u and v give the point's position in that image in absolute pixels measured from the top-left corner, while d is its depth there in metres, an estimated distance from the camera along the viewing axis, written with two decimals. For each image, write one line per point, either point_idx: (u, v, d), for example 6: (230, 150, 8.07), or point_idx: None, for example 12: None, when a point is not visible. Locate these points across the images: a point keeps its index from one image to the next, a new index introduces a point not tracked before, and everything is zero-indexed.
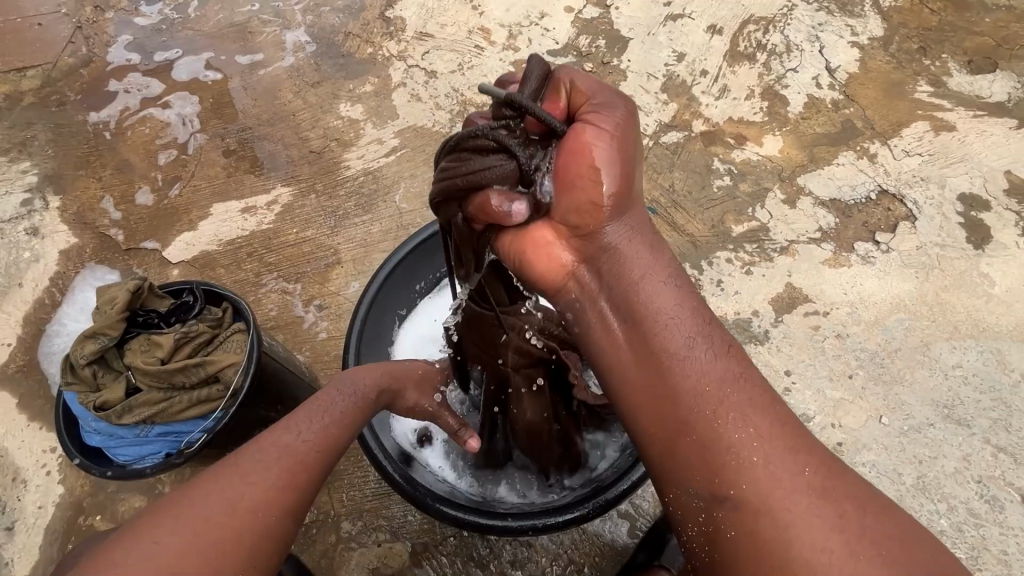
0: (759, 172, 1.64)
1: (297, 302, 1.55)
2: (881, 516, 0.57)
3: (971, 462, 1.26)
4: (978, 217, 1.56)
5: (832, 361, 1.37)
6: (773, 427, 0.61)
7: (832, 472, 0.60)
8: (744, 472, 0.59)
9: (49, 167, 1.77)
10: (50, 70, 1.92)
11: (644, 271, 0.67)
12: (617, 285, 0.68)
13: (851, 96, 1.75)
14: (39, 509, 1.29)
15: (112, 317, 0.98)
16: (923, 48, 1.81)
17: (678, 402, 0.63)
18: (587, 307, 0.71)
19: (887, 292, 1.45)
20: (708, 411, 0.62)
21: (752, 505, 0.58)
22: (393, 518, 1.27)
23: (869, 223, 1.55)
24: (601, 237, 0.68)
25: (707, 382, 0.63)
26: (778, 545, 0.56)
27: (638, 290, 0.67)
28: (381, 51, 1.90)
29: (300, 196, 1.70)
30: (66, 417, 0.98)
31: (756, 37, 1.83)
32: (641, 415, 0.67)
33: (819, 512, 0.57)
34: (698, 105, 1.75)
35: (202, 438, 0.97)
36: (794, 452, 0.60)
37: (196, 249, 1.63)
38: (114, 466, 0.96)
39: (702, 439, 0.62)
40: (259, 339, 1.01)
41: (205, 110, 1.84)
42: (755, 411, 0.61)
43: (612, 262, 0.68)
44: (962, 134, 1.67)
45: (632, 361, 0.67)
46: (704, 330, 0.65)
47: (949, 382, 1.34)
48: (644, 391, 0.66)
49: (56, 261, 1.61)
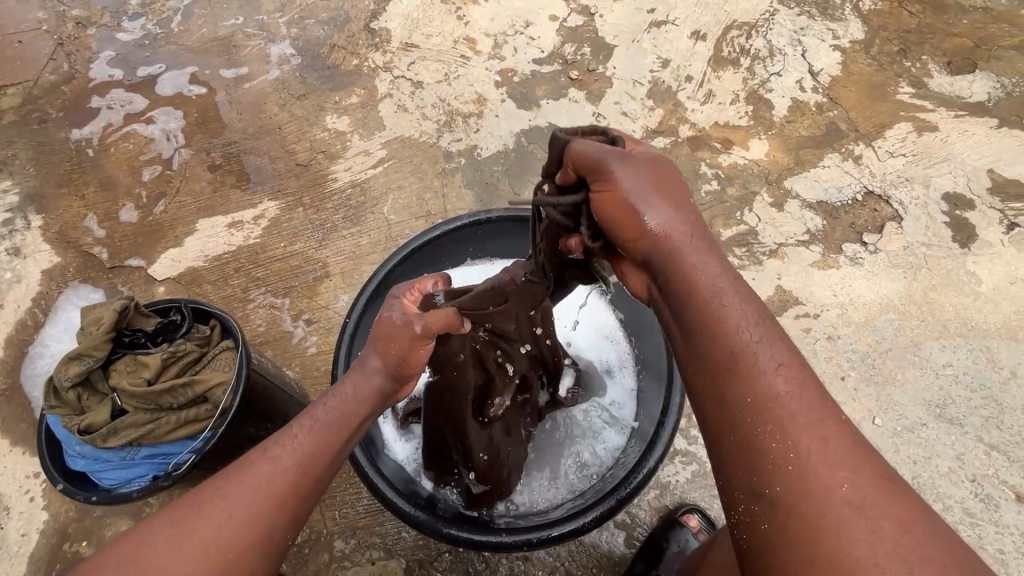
0: (747, 176, 1.64)
1: (285, 317, 1.53)
2: (939, 535, 0.53)
3: (965, 461, 1.27)
4: (963, 216, 1.57)
5: (823, 363, 1.37)
6: (824, 435, 0.59)
7: (888, 485, 0.56)
8: (801, 460, 0.58)
9: (31, 186, 1.74)
10: (31, 88, 1.90)
11: (699, 277, 0.70)
12: (674, 289, 0.71)
13: (835, 99, 1.76)
14: (23, 536, 1.26)
15: (97, 337, 0.95)
16: (903, 50, 1.83)
17: (729, 400, 0.63)
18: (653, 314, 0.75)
19: (876, 293, 1.46)
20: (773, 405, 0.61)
21: (816, 494, 0.56)
22: (387, 534, 1.25)
23: (856, 224, 1.56)
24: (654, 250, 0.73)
25: (760, 387, 0.62)
26: (826, 547, 0.53)
27: (692, 293, 0.69)
28: (366, 63, 1.90)
29: (287, 209, 1.68)
30: (50, 442, 0.95)
31: (740, 42, 1.84)
32: (705, 401, 0.66)
33: (865, 519, 0.54)
34: (684, 110, 1.76)
35: (190, 460, 0.93)
36: (847, 462, 0.57)
37: (182, 265, 1.61)
38: (100, 491, 0.93)
39: (750, 438, 0.61)
40: (248, 357, 0.98)
41: (189, 125, 1.83)
42: (806, 418, 0.60)
43: (670, 266, 0.72)
44: (944, 135, 1.69)
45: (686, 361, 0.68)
46: (758, 336, 0.65)
47: (941, 381, 1.35)
48: (700, 388, 0.66)
49: (39, 281, 1.59)
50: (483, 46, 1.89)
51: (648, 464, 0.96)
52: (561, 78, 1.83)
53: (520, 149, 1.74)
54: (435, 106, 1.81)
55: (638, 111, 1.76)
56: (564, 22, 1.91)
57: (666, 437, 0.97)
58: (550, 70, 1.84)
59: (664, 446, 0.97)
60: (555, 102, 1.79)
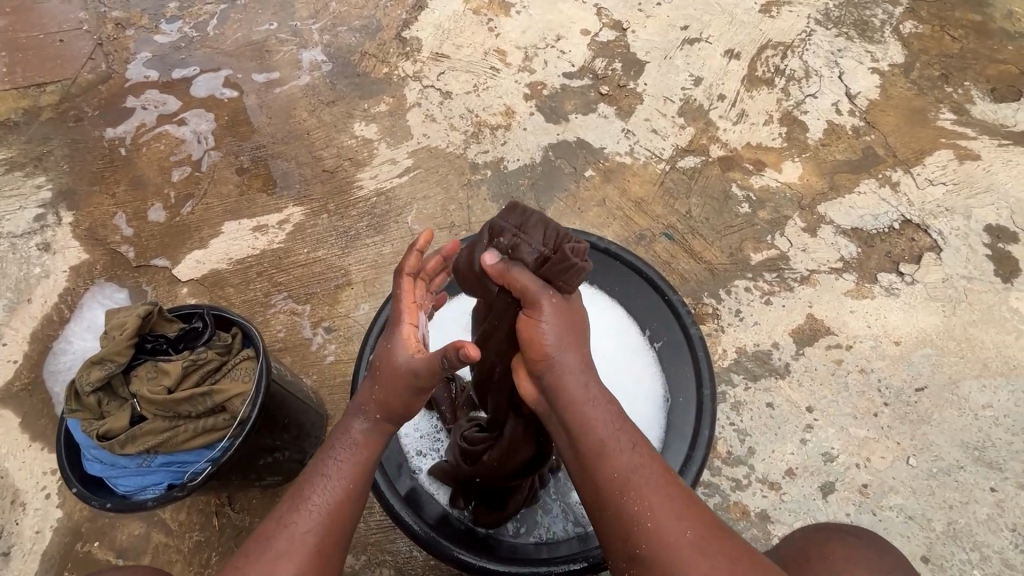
0: (779, 200, 1.60)
1: (304, 324, 1.53)
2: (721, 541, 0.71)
3: (1005, 508, 1.23)
4: (1005, 249, 1.52)
5: (855, 397, 1.34)
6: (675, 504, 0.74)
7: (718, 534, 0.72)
8: (637, 517, 0.73)
9: (64, 182, 1.77)
10: (70, 86, 1.93)
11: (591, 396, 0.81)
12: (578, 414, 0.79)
13: (873, 123, 1.71)
14: (37, 534, 1.28)
15: (120, 342, 0.95)
16: (945, 75, 1.78)
17: (620, 500, 0.74)
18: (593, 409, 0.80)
19: (912, 326, 1.42)
20: (633, 495, 0.74)
21: (642, 520, 0.73)
22: (399, 552, 1.27)
23: (892, 252, 1.51)
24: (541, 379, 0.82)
25: (630, 480, 0.75)
26: None
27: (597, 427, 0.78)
28: (397, 72, 1.90)
29: (313, 215, 1.69)
30: (68, 446, 0.96)
31: (774, 61, 1.81)
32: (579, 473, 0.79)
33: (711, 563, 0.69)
34: (715, 129, 1.72)
35: (207, 471, 0.94)
36: (682, 518, 0.73)
37: (206, 267, 1.62)
38: (115, 497, 0.94)
39: (618, 516, 0.74)
40: (268, 368, 0.99)
41: (220, 128, 1.85)
42: (658, 496, 0.74)
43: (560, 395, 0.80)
44: (987, 164, 1.63)
45: (630, 450, 0.78)
46: (619, 424, 0.80)
47: (979, 423, 1.31)
48: (608, 483, 0.76)
49: (67, 277, 1.61)
50: (513, 58, 1.88)
51: None
52: (591, 93, 1.81)
53: (547, 163, 1.72)
54: (463, 116, 1.81)
55: (668, 129, 1.74)
56: (595, 37, 1.89)
57: (689, 477, 1.01)
58: (580, 84, 1.82)
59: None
60: (583, 117, 1.77)
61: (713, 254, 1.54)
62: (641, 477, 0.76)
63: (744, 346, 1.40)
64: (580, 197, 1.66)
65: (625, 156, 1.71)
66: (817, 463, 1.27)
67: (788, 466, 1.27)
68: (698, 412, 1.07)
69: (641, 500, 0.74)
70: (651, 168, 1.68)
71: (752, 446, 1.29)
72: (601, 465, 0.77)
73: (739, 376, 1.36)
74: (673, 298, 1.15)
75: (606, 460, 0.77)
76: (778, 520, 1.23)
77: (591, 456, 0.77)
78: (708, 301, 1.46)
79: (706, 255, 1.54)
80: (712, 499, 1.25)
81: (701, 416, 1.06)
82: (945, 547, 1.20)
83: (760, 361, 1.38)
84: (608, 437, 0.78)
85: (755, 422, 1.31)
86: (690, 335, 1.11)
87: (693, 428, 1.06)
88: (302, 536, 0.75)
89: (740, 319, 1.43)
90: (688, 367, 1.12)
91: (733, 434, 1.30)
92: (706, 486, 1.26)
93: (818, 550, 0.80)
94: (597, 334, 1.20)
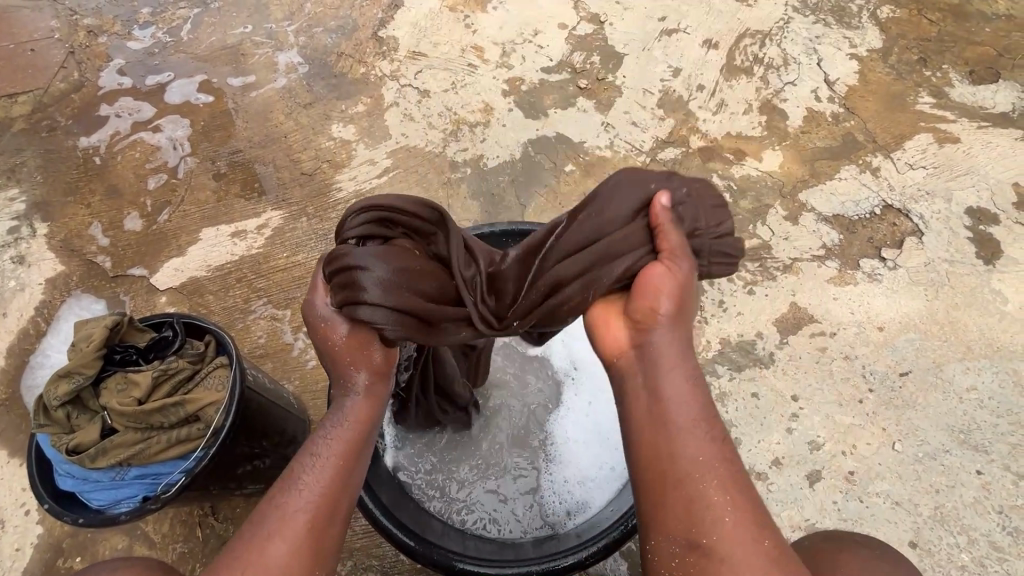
0: (760, 188, 1.60)
1: (285, 330, 1.51)
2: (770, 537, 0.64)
3: (990, 490, 1.24)
4: (987, 231, 1.52)
5: (840, 384, 1.34)
6: (734, 485, 0.66)
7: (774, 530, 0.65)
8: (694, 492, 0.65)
9: (38, 193, 1.74)
10: (42, 96, 1.90)
11: (665, 360, 0.71)
12: (652, 368, 0.71)
13: (852, 109, 1.71)
14: (16, 551, 1.26)
15: (88, 354, 0.94)
16: (923, 59, 1.78)
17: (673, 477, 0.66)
18: (644, 382, 0.71)
19: (895, 311, 1.41)
20: (687, 477, 0.66)
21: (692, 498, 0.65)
22: (385, 556, 1.26)
23: (874, 238, 1.51)
24: (647, 338, 0.72)
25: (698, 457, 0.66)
26: None
27: (665, 402, 0.69)
28: (374, 71, 1.88)
29: (292, 219, 1.67)
30: (39, 461, 0.94)
31: (752, 50, 1.80)
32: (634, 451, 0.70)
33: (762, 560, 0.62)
34: (695, 120, 1.71)
35: (181, 482, 0.92)
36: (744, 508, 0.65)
37: (184, 275, 1.61)
38: (88, 512, 0.92)
39: (673, 487, 0.66)
40: (242, 374, 0.97)
41: (196, 133, 1.82)
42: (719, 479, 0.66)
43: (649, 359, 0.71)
44: (966, 146, 1.63)
45: (692, 417, 0.68)
46: (692, 393, 0.70)
47: (965, 406, 1.31)
48: (653, 463, 0.68)
49: (43, 290, 1.58)
50: (490, 55, 1.87)
51: None
52: (570, 87, 1.79)
53: (527, 159, 1.70)
54: (442, 115, 1.79)
55: (648, 121, 1.72)
56: (573, 31, 1.87)
57: None
58: (558, 78, 1.81)
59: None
60: (563, 111, 1.76)
61: None
62: (707, 463, 0.66)
63: (727, 337, 1.39)
64: (560, 192, 1.65)
65: (605, 150, 1.70)
66: (803, 452, 1.28)
67: (774, 456, 1.27)
68: None
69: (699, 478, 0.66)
70: (632, 161, 1.67)
71: (738, 436, 1.29)
72: (662, 437, 0.68)
73: (724, 367, 1.36)
74: None
75: (665, 439, 0.67)
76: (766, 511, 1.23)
77: (652, 432, 0.68)
78: None
79: None
80: None
81: None
82: (932, 531, 1.21)
83: (744, 351, 1.37)
84: (673, 403, 0.69)
85: (741, 413, 1.31)
86: None
87: None
88: (295, 511, 0.73)
89: (723, 310, 1.43)
90: None
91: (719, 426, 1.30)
92: None
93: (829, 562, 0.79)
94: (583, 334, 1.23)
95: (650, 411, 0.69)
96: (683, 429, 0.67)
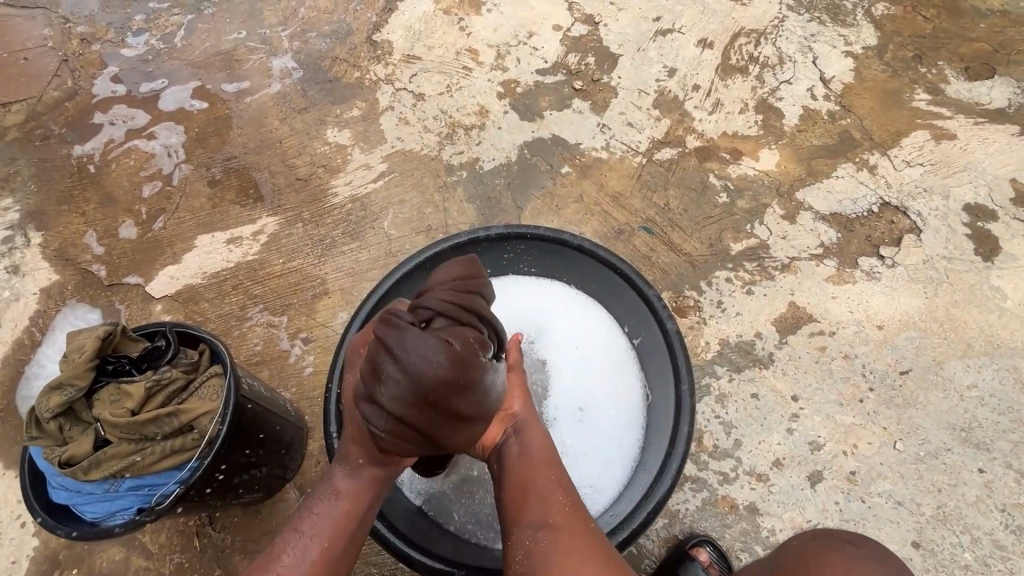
0: (757, 188, 1.59)
1: (282, 337, 1.51)
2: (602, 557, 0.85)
3: (992, 489, 1.23)
4: (985, 227, 1.51)
5: (840, 384, 1.33)
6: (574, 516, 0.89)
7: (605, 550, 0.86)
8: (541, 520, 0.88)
9: (32, 203, 1.74)
10: (35, 105, 1.90)
11: (527, 427, 0.96)
12: (518, 435, 0.94)
13: (848, 106, 1.70)
14: (13, 564, 1.25)
15: (80, 365, 0.93)
16: (918, 56, 1.77)
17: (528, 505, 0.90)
18: (514, 446, 0.94)
19: (895, 309, 1.41)
20: (536, 502, 0.90)
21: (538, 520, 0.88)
22: (385, 564, 1.25)
23: (872, 236, 1.50)
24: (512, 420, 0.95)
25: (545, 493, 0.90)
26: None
27: (527, 455, 0.93)
28: (368, 75, 1.87)
29: (287, 225, 1.66)
30: (32, 474, 0.94)
31: (748, 49, 1.80)
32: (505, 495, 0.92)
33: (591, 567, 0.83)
34: (691, 120, 1.71)
35: (176, 493, 0.92)
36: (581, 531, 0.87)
37: (180, 283, 1.60)
38: (82, 524, 0.92)
39: (522, 511, 0.89)
40: (236, 383, 0.96)
41: (190, 140, 1.81)
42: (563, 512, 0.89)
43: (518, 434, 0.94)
44: (963, 143, 1.63)
45: (550, 471, 0.93)
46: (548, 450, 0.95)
47: (966, 404, 1.30)
48: (514, 493, 0.91)
49: (37, 299, 1.58)
50: (485, 58, 1.86)
51: (657, 498, 0.99)
52: (565, 89, 1.79)
53: (522, 162, 1.70)
54: (437, 118, 1.78)
55: (644, 122, 1.72)
56: (568, 32, 1.87)
57: (672, 471, 1.01)
58: (553, 80, 1.80)
59: (649, 512, 0.99)
60: (558, 113, 1.75)
61: (693, 247, 1.52)
62: (551, 495, 0.90)
63: (726, 337, 1.38)
64: (557, 194, 1.65)
65: (602, 151, 1.69)
66: (805, 452, 1.27)
67: (775, 457, 1.27)
68: (678, 410, 1.06)
69: (546, 508, 0.89)
70: (628, 162, 1.67)
71: (739, 438, 1.28)
72: (525, 482, 0.91)
73: (723, 368, 1.35)
74: (648, 292, 1.13)
75: (522, 484, 0.91)
76: (767, 512, 1.23)
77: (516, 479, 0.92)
78: (689, 294, 1.45)
79: (686, 247, 1.52)
80: (699, 494, 1.25)
81: (680, 411, 1.05)
82: (935, 531, 1.20)
83: (744, 352, 1.36)
84: (535, 456, 0.93)
85: (740, 414, 1.30)
86: (667, 330, 1.10)
87: (673, 425, 1.05)
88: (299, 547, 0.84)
89: (722, 311, 1.42)
90: (666, 361, 1.11)
91: (719, 427, 1.29)
92: (693, 481, 1.26)
93: (813, 561, 0.87)
94: (584, 334, 1.22)
95: (515, 462, 0.92)
96: (539, 469, 0.92)
